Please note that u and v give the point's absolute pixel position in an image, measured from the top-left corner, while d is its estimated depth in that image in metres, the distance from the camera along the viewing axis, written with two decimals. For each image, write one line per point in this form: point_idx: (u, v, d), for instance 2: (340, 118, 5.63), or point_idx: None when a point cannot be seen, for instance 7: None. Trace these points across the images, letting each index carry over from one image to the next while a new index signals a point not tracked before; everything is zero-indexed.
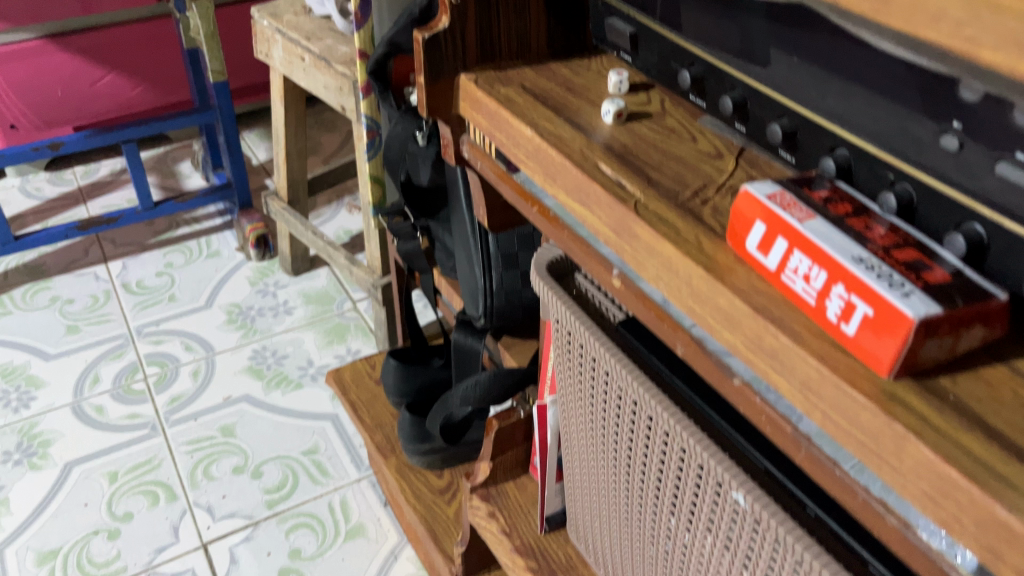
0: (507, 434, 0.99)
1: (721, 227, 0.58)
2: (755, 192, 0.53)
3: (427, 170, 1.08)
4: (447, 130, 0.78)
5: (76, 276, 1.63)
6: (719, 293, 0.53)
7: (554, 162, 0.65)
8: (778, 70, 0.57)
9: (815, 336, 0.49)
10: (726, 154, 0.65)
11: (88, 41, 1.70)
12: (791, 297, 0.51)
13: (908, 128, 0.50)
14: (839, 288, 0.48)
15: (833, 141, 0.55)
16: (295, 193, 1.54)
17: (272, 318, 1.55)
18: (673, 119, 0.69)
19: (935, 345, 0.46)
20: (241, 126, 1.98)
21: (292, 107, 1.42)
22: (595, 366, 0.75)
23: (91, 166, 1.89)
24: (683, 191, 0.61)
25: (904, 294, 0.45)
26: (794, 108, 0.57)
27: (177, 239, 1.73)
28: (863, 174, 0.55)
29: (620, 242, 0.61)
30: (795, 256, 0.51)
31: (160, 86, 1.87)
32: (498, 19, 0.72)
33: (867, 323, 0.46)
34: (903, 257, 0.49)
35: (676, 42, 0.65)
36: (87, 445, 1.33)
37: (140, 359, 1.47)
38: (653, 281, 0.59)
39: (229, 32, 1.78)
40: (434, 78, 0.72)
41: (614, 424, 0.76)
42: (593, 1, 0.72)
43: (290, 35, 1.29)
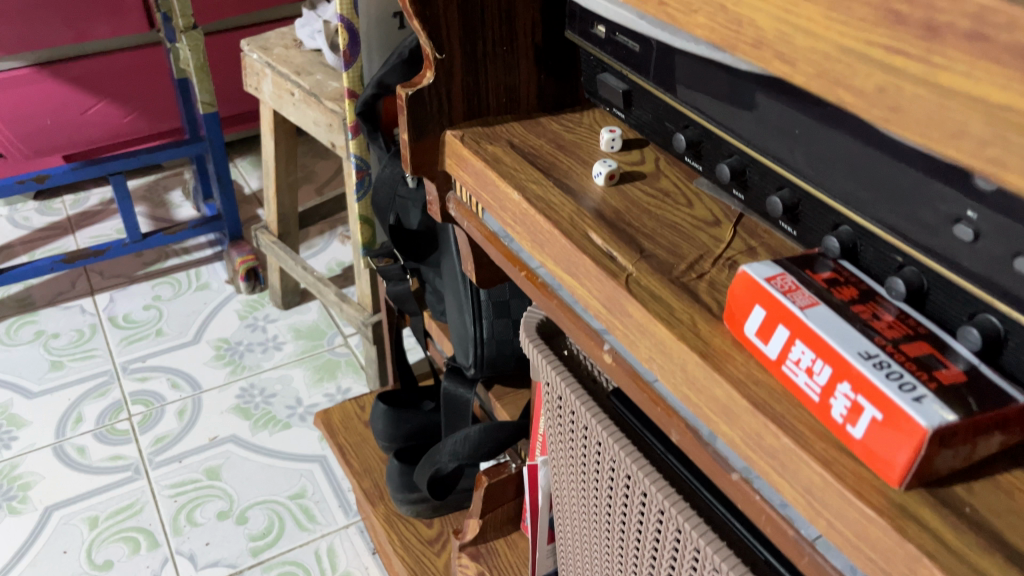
0: (497, 491, 0.96)
1: (718, 305, 0.54)
2: (753, 274, 0.50)
3: (417, 214, 1.07)
4: (433, 187, 0.75)
5: (62, 309, 1.60)
6: (715, 384, 0.49)
7: (542, 229, 0.61)
8: (776, 142, 0.54)
9: (819, 437, 0.46)
10: (723, 221, 0.62)
11: (78, 70, 1.68)
12: (793, 390, 0.48)
13: (917, 211, 0.46)
14: (844, 387, 0.44)
15: (837, 218, 0.52)
16: (285, 226, 1.51)
17: (260, 353, 1.51)
18: (668, 180, 0.66)
19: (950, 454, 0.42)
20: (233, 154, 1.95)
21: (283, 141, 1.39)
22: (587, 436, 0.71)
23: (81, 195, 1.87)
24: (678, 264, 0.58)
25: (916, 398, 0.41)
26: (794, 181, 0.54)
27: (165, 270, 1.70)
28: (869, 254, 0.52)
29: (612, 318, 0.57)
30: (796, 346, 0.47)
31: (152, 114, 1.84)
32: (485, 74, 0.70)
33: (875, 427, 0.43)
34: (914, 352, 0.45)
35: (670, 104, 0.62)
36: (68, 488, 1.29)
37: (125, 397, 1.43)
38: (646, 362, 0.56)
39: (221, 59, 1.76)
40: (418, 135, 0.69)
41: (607, 496, 0.72)
42: (585, 56, 0.69)
43: (279, 69, 1.25)
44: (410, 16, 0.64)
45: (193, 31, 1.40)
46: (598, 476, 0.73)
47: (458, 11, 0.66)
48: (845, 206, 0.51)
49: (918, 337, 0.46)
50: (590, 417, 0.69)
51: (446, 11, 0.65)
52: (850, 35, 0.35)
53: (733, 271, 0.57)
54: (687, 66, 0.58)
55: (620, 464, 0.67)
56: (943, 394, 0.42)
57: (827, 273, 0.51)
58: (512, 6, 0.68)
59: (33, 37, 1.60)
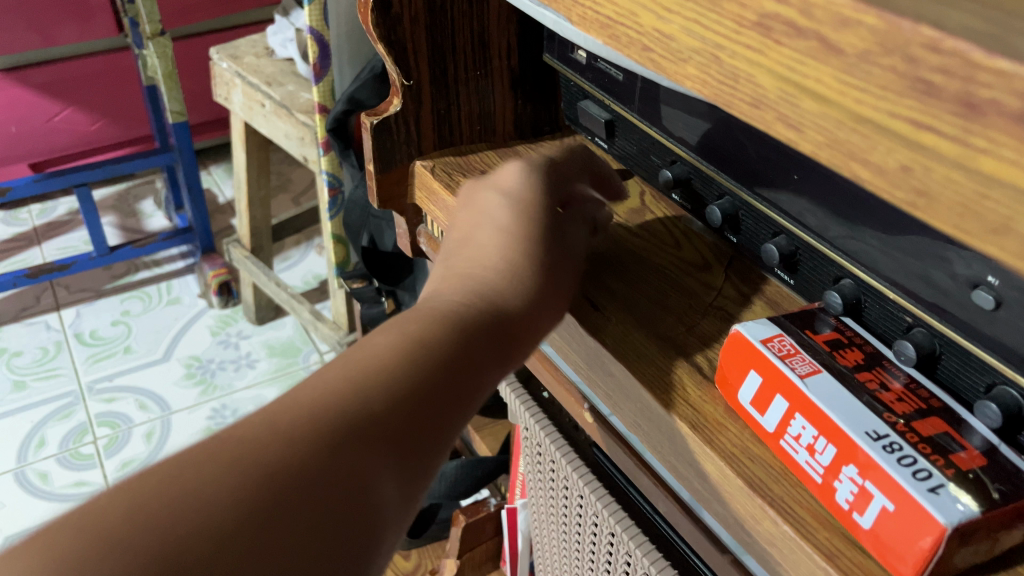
0: (475, 530, 0.91)
1: (708, 365, 0.49)
2: (748, 335, 0.45)
3: (391, 235, 1.02)
4: (403, 220, 0.71)
5: (26, 325, 1.54)
6: (706, 459, 0.45)
7: None
8: (771, 186, 0.50)
9: (822, 524, 0.41)
10: (713, 265, 0.57)
11: (45, 76, 1.62)
12: (793, 468, 0.43)
13: (929, 273, 0.42)
14: (850, 470, 0.39)
15: (838, 271, 0.48)
16: (258, 240, 1.46)
17: (233, 372, 1.45)
18: (653, 218, 0.62)
19: (970, 551, 0.37)
20: (207, 162, 1.90)
21: (254, 152, 1.33)
22: (567, 488, 0.67)
23: (48, 204, 1.80)
24: (665, 317, 0.53)
25: (932, 487, 0.37)
26: (792, 228, 0.50)
27: (135, 284, 1.64)
28: (875, 312, 0.47)
29: (595, 375, 0.53)
30: (796, 420, 0.42)
31: (122, 121, 1.78)
32: (458, 101, 0.65)
33: (885, 518, 0.38)
34: (929, 430, 0.40)
35: (656, 138, 0.58)
36: (31, 517, 1.23)
37: (90, 419, 1.37)
38: (631, 425, 0.51)
39: (194, 65, 1.70)
40: (385, 167, 0.65)
41: (589, 551, 0.67)
42: (566, 83, 0.65)
43: (250, 79, 1.19)
44: (374, 39, 0.59)
45: (161, 38, 1.33)
46: (579, 530, 0.68)
47: (427, 33, 0.61)
48: (846, 258, 0.47)
49: (932, 412, 0.42)
50: (572, 470, 0.64)
51: (414, 33, 0.60)
52: (870, 104, 0.26)
53: (725, 323, 0.52)
54: (674, 98, 0.54)
55: (602, 522, 0.62)
56: (962, 482, 0.37)
57: (828, 333, 0.46)
58: (486, 27, 0.63)
59: None
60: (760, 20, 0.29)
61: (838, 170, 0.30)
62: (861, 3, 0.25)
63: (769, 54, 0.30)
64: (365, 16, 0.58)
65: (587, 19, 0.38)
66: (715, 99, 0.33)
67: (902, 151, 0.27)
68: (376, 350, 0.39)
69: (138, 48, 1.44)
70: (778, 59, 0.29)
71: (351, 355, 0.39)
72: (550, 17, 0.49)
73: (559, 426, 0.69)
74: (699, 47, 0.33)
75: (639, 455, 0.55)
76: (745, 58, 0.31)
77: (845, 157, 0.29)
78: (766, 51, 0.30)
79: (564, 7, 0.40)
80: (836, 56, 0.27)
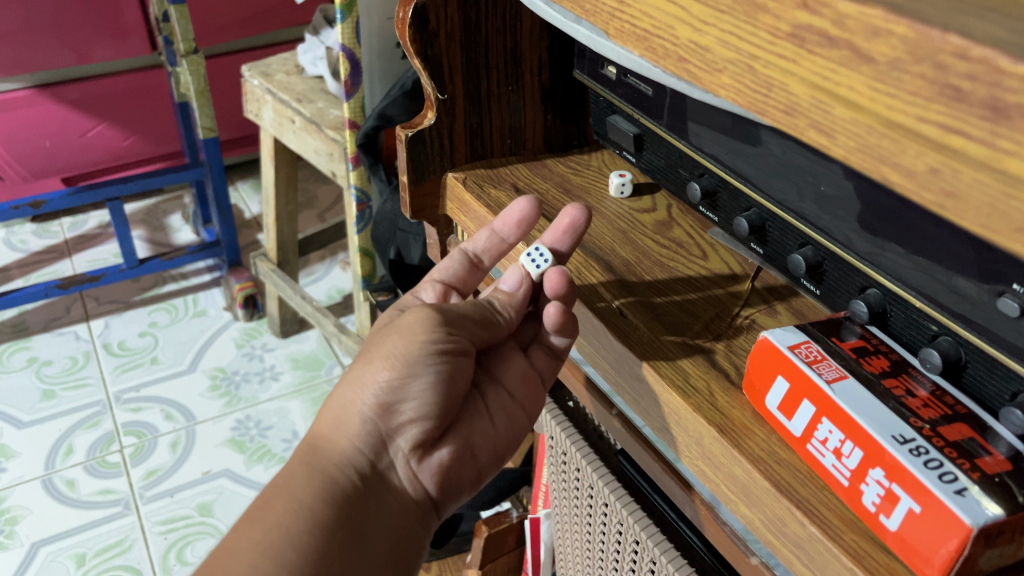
0: (498, 541, 0.91)
1: (735, 372, 0.51)
2: (775, 342, 0.46)
3: (418, 248, 1.05)
4: (434, 231, 0.73)
5: (56, 335, 1.57)
6: (733, 462, 0.46)
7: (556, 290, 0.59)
8: (798, 198, 0.51)
9: (849, 526, 0.42)
10: (740, 276, 0.60)
11: (80, 93, 1.66)
12: (820, 472, 0.44)
13: (955, 283, 0.43)
14: (876, 473, 0.40)
15: (865, 280, 0.49)
16: (284, 254, 1.48)
17: (257, 384, 1.47)
18: (681, 229, 0.64)
19: (995, 553, 0.38)
20: (234, 178, 1.93)
21: (283, 168, 1.35)
22: (592, 496, 0.68)
23: (79, 217, 1.84)
24: (692, 324, 0.55)
25: (958, 490, 0.37)
26: (819, 239, 0.51)
27: (162, 296, 1.67)
28: (901, 321, 0.48)
29: (623, 381, 0.54)
30: (822, 424, 0.43)
31: (153, 137, 1.82)
32: (490, 115, 0.67)
33: (912, 521, 0.39)
34: (954, 435, 0.41)
35: (684, 150, 0.59)
36: (58, 523, 1.24)
37: (117, 429, 1.39)
38: (658, 430, 0.52)
39: (223, 83, 1.74)
40: (418, 179, 0.67)
41: (613, 559, 0.68)
42: (595, 98, 0.67)
43: (280, 96, 1.21)
44: (411, 55, 0.61)
45: (194, 56, 1.37)
46: (604, 538, 0.69)
47: (461, 49, 0.63)
48: (871, 268, 0.48)
49: (957, 418, 0.42)
50: (597, 479, 0.65)
51: (449, 49, 0.62)
52: (901, 109, 0.28)
53: (751, 332, 0.54)
54: (701, 113, 0.56)
55: (627, 529, 0.63)
56: (988, 485, 0.38)
57: (854, 341, 0.47)
58: (518, 44, 0.65)
59: (33, 60, 1.57)
60: (794, 31, 0.31)
61: (867, 173, 0.31)
62: (892, 13, 0.27)
63: (802, 63, 0.31)
64: (403, 32, 0.60)
65: (624, 31, 0.40)
66: (749, 107, 0.35)
67: (932, 154, 0.28)
68: (281, 482, 0.51)
69: (171, 66, 1.48)
70: (811, 68, 0.31)
71: (265, 490, 0.51)
72: (583, 31, 0.50)
73: (585, 435, 0.70)
74: (734, 57, 0.34)
75: (666, 461, 0.56)
76: (779, 67, 0.32)
77: (875, 161, 0.30)
78: (800, 61, 0.31)
79: (601, 21, 0.42)
80: (868, 64, 0.28)
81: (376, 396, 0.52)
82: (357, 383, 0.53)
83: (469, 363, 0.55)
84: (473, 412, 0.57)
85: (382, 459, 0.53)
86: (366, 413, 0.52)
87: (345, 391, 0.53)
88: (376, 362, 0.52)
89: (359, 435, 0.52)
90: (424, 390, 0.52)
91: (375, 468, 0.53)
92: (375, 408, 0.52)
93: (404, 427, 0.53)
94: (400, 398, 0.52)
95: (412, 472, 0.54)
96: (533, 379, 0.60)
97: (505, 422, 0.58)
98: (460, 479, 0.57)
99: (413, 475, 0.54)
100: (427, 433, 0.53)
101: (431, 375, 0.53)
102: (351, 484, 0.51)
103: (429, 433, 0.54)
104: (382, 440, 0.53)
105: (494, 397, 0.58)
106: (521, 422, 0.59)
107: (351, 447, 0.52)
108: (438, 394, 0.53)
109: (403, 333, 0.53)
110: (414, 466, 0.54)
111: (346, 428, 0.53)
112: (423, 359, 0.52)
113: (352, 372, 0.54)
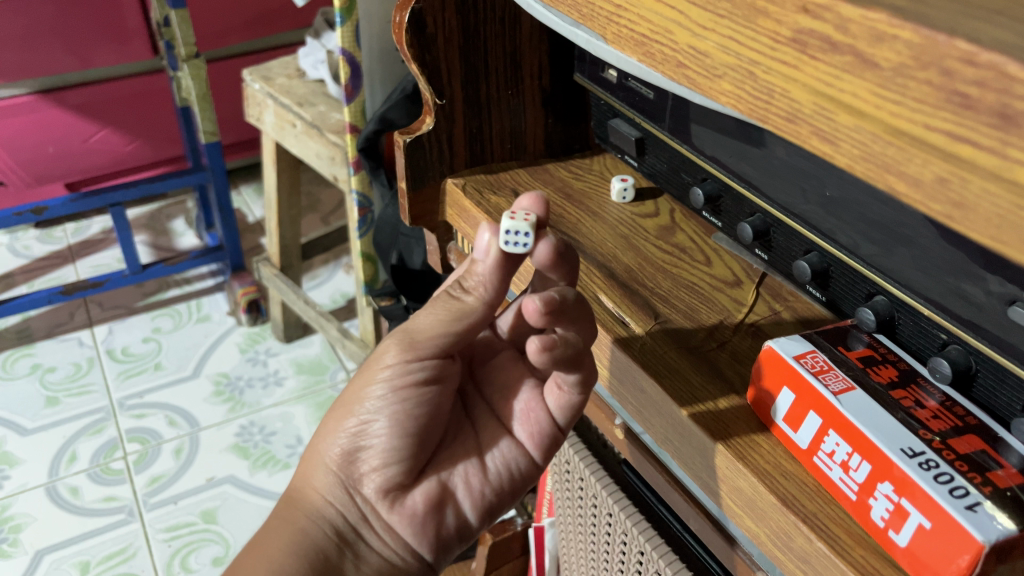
0: (503, 548, 0.90)
1: (740, 382, 0.50)
2: (781, 351, 0.45)
3: (420, 253, 1.04)
4: (435, 238, 0.72)
5: (59, 341, 1.56)
6: (738, 475, 0.45)
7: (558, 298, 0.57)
8: (803, 203, 0.50)
9: (855, 540, 0.41)
10: (744, 282, 0.59)
11: (81, 98, 1.65)
12: (826, 486, 0.43)
13: (964, 289, 0.42)
14: (884, 487, 0.39)
15: (872, 287, 0.48)
16: (287, 259, 1.47)
17: (261, 390, 1.46)
18: (684, 234, 0.63)
19: (1008, 569, 0.37)
20: (238, 182, 1.93)
21: (285, 172, 1.34)
22: (596, 506, 0.67)
23: (83, 223, 1.83)
24: (697, 332, 0.54)
25: (970, 506, 0.36)
26: (824, 245, 0.50)
27: (166, 301, 1.67)
28: (910, 329, 0.47)
29: (626, 391, 0.53)
30: (829, 437, 0.42)
31: (155, 142, 1.81)
32: (490, 120, 0.66)
33: (923, 536, 0.37)
34: (964, 448, 0.40)
35: (686, 155, 0.58)
36: (61, 531, 1.24)
37: (121, 435, 1.38)
38: (661, 442, 0.51)
39: (225, 87, 1.73)
40: (418, 185, 0.66)
41: (618, 568, 0.67)
42: (597, 102, 0.66)
43: (281, 100, 1.20)
44: (408, 59, 0.60)
45: (195, 60, 1.36)
46: (608, 548, 0.68)
47: (460, 53, 0.62)
48: (878, 274, 0.47)
49: (968, 430, 0.41)
50: (601, 489, 0.65)
51: (447, 54, 0.61)
52: (906, 116, 0.27)
53: (756, 339, 0.53)
54: (703, 117, 0.55)
55: (631, 540, 0.62)
56: (1000, 499, 0.36)
57: (861, 350, 0.46)
58: (518, 47, 0.64)
59: (36, 66, 1.57)
60: (795, 36, 0.30)
61: (872, 182, 0.30)
62: (896, 18, 0.26)
63: (805, 69, 0.30)
64: (399, 36, 0.59)
65: (621, 36, 0.39)
66: (751, 114, 0.34)
67: (938, 163, 0.27)
68: (257, 535, 0.53)
69: (172, 70, 1.47)
70: (814, 74, 0.30)
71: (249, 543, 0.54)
72: (582, 36, 0.49)
73: (589, 445, 0.69)
74: (734, 63, 0.33)
75: (670, 473, 0.55)
76: (781, 73, 0.31)
77: (880, 170, 0.29)
78: (801, 66, 0.30)
79: (598, 26, 0.41)
80: (873, 70, 0.27)
81: (340, 444, 0.53)
82: (326, 432, 0.54)
83: (443, 400, 0.54)
84: (458, 451, 0.55)
85: (352, 511, 0.53)
86: (331, 464, 0.53)
87: (318, 440, 0.55)
88: (340, 410, 0.54)
89: (328, 487, 0.53)
90: (384, 434, 0.52)
91: (347, 521, 0.53)
92: (341, 456, 0.53)
93: (369, 474, 0.53)
94: (362, 443, 0.53)
95: (385, 521, 0.54)
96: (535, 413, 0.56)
97: (499, 460, 0.55)
98: (444, 525, 0.55)
99: (388, 525, 0.54)
100: (392, 479, 0.53)
101: (387, 417, 0.52)
102: (323, 535, 0.53)
103: (396, 478, 0.53)
104: (349, 490, 0.53)
105: (488, 434, 0.56)
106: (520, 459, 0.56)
107: (321, 499, 0.53)
108: (400, 437, 0.52)
109: (363, 376, 0.53)
110: (386, 513, 0.53)
111: (317, 479, 0.54)
112: (379, 401, 0.52)
113: (324, 421, 0.55)
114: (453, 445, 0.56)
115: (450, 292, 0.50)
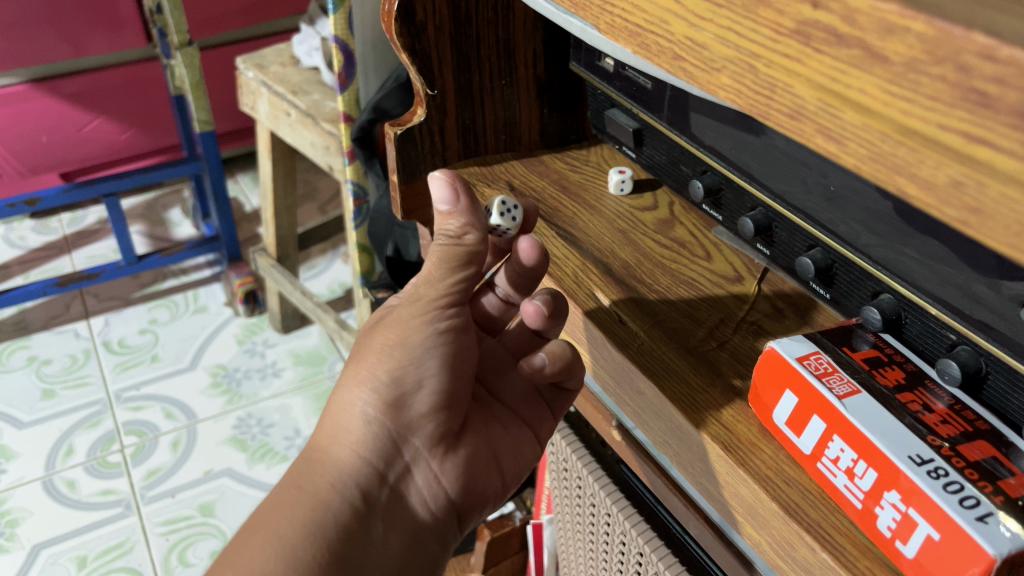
0: (501, 543, 0.88)
1: (742, 382, 0.49)
2: (783, 353, 0.43)
3: (415, 244, 1.04)
4: (426, 231, 0.71)
5: (55, 333, 1.55)
6: (740, 482, 0.43)
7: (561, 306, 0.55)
8: (808, 196, 0.48)
9: (862, 552, 0.39)
10: (746, 278, 0.57)
11: (75, 86, 1.63)
12: (831, 492, 0.41)
13: (972, 288, 0.41)
14: (891, 496, 0.37)
15: (877, 286, 0.47)
16: (284, 249, 1.45)
17: (258, 381, 1.45)
18: (683, 228, 0.62)
19: None
20: (232, 171, 1.92)
21: (280, 160, 1.32)
22: (594, 506, 0.65)
23: (78, 213, 1.82)
24: (697, 331, 0.52)
25: (981, 518, 0.34)
26: (827, 240, 0.49)
27: (162, 292, 1.65)
28: (916, 328, 0.46)
29: (622, 392, 0.52)
30: (833, 442, 0.40)
31: (150, 130, 1.79)
32: (483, 110, 0.65)
33: (930, 547, 0.36)
34: (972, 454, 0.38)
35: (684, 147, 0.57)
36: (56, 525, 1.23)
37: (118, 428, 1.37)
38: (660, 445, 0.50)
39: (218, 74, 1.71)
40: (409, 178, 0.64)
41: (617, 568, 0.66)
42: (593, 92, 0.65)
43: (275, 89, 1.18)
44: (397, 48, 0.58)
45: (189, 48, 1.33)
46: (608, 548, 0.66)
47: (451, 41, 0.60)
48: (884, 273, 0.45)
49: (978, 436, 0.40)
50: (598, 488, 0.63)
51: (438, 42, 0.59)
52: (919, 115, 0.25)
53: (758, 338, 0.52)
54: (702, 107, 0.53)
55: (630, 542, 0.61)
56: (1014, 509, 0.35)
57: (867, 350, 0.44)
58: (511, 36, 0.62)
59: (28, 53, 1.55)
60: (799, 28, 0.28)
61: (881, 184, 0.28)
62: (908, 8, 0.24)
63: (808, 63, 0.28)
64: (388, 25, 0.57)
65: (615, 26, 0.37)
66: (752, 110, 0.32)
67: (954, 166, 0.25)
68: (268, 509, 0.47)
69: (166, 58, 1.44)
70: (818, 68, 0.28)
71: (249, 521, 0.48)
72: (576, 24, 0.48)
73: (587, 443, 0.68)
74: (733, 56, 0.31)
75: (668, 475, 0.54)
76: (783, 67, 0.29)
77: (890, 172, 0.28)
78: (805, 60, 0.28)
79: (591, 16, 0.39)
80: (882, 65, 0.25)
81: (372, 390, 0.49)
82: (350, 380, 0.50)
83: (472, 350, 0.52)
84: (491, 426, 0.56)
85: (395, 466, 0.49)
86: (369, 413, 0.48)
87: (342, 392, 0.49)
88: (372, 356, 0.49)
89: (360, 439, 0.48)
90: (435, 375, 0.49)
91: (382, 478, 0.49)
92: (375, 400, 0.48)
93: (417, 422, 0.49)
94: (414, 386, 0.49)
95: (433, 474, 0.50)
96: (537, 400, 0.59)
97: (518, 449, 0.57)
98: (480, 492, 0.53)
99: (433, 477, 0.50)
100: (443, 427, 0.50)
101: (438, 360, 0.50)
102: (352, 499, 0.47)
103: (444, 429, 0.50)
104: (393, 442, 0.49)
105: (506, 417, 0.57)
106: (527, 437, 0.58)
107: (352, 455, 0.48)
108: (450, 381, 0.50)
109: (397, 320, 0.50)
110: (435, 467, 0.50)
111: (345, 435, 0.49)
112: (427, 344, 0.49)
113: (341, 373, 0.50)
114: (481, 413, 0.55)
115: (444, 243, 0.50)
